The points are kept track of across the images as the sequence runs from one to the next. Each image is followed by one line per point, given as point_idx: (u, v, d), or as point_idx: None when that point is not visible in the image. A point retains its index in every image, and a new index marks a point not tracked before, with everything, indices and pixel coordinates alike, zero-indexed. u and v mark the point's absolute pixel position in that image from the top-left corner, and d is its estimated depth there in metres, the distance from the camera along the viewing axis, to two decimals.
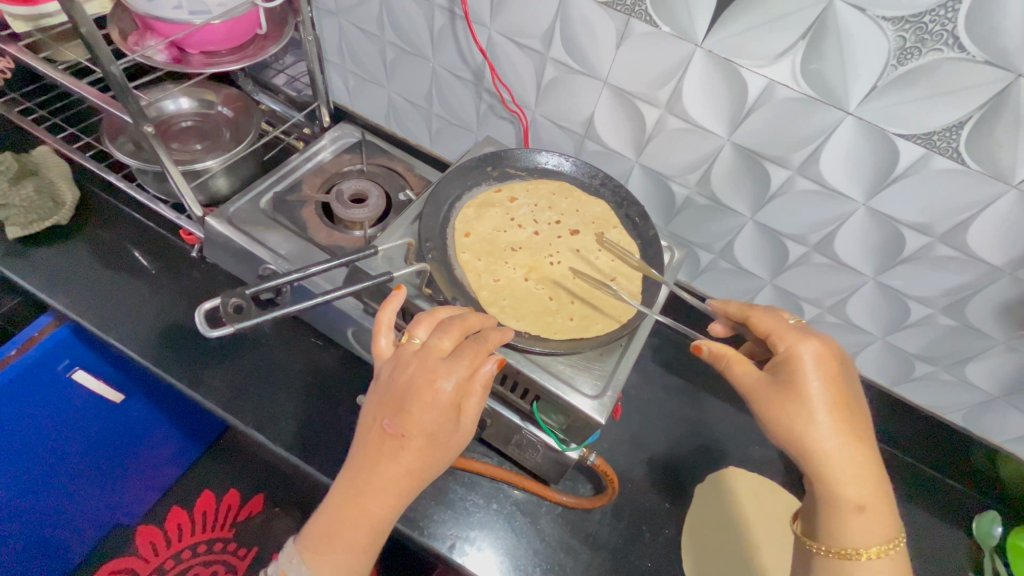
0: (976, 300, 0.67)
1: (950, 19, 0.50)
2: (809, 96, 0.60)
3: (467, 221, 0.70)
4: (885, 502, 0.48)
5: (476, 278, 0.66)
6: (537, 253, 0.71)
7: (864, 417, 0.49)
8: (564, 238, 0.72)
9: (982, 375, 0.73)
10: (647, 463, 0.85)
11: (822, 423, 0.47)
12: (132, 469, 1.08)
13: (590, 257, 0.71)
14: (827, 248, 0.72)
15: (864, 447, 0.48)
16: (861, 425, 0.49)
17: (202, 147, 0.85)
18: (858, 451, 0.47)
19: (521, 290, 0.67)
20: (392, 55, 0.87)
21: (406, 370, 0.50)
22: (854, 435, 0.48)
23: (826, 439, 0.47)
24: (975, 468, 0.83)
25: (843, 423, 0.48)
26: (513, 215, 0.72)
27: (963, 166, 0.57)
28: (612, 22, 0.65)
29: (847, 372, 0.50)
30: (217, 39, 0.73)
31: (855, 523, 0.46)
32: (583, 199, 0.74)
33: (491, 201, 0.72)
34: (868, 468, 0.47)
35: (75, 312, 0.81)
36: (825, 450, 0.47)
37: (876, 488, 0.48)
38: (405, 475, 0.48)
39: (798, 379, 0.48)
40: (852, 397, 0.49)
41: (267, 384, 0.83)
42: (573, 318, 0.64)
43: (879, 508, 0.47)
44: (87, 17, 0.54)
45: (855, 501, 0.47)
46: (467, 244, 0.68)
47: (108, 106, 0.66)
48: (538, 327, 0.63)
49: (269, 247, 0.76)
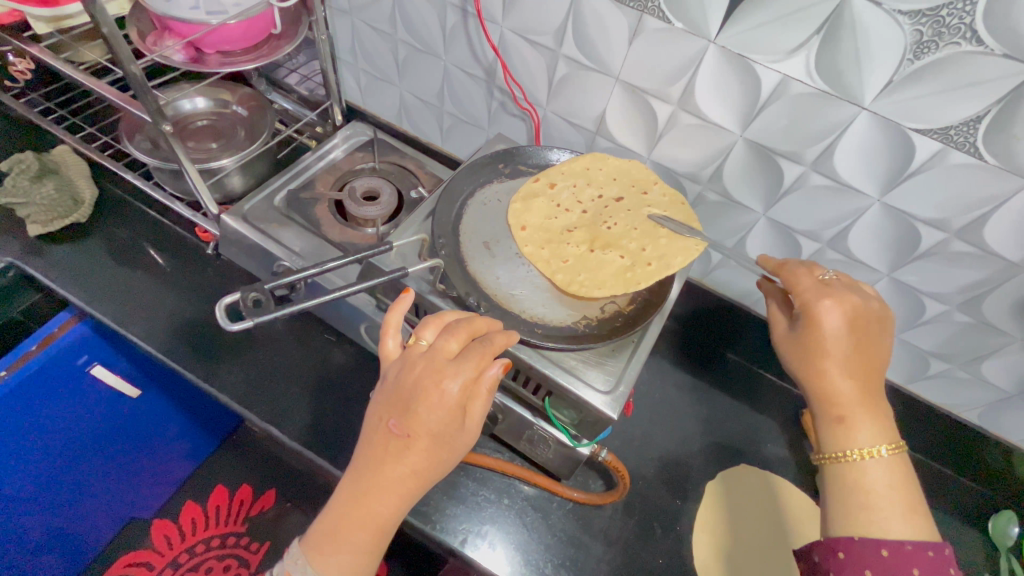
0: (993, 297, 0.66)
1: (968, 12, 0.50)
2: (824, 91, 0.59)
3: (519, 216, 0.68)
4: (884, 421, 0.52)
5: (548, 266, 0.64)
6: (592, 224, 0.69)
7: (873, 357, 0.53)
8: (611, 207, 0.70)
9: (998, 372, 0.73)
10: (657, 459, 0.85)
11: (823, 355, 0.53)
12: (147, 463, 1.10)
13: (644, 213, 0.69)
14: (840, 244, 0.71)
15: (866, 375, 0.53)
16: (865, 360, 0.53)
17: (217, 145, 0.86)
18: (854, 375, 0.52)
19: (590, 261, 0.65)
20: (404, 53, 0.88)
21: (413, 370, 0.50)
22: (853, 363, 0.52)
23: (824, 365, 0.53)
24: (990, 467, 0.82)
25: (848, 355, 0.53)
26: (557, 201, 0.70)
27: (980, 161, 0.56)
28: (625, 19, 0.65)
29: (877, 322, 0.54)
30: (234, 39, 0.75)
31: (844, 432, 0.51)
32: (617, 167, 0.73)
33: (533, 192, 0.71)
34: (865, 390, 0.52)
35: (93, 308, 0.83)
36: (823, 375, 0.53)
37: (871, 406, 0.52)
38: (410, 475, 0.49)
39: (812, 317, 0.54)
40: (865, 337, 0.53)
41: (281, 379, 0.84)
42: (650, 263, 0.63)
43: (874, 420, 0.51)
44: (109, 17, 0.55)
45: (842, 413, 0.52)
46: (525, 238, 0.66)
47: (127, 105, 0.67)
48: (623, 286, 0.62)
49: (282, 244, 0.77)
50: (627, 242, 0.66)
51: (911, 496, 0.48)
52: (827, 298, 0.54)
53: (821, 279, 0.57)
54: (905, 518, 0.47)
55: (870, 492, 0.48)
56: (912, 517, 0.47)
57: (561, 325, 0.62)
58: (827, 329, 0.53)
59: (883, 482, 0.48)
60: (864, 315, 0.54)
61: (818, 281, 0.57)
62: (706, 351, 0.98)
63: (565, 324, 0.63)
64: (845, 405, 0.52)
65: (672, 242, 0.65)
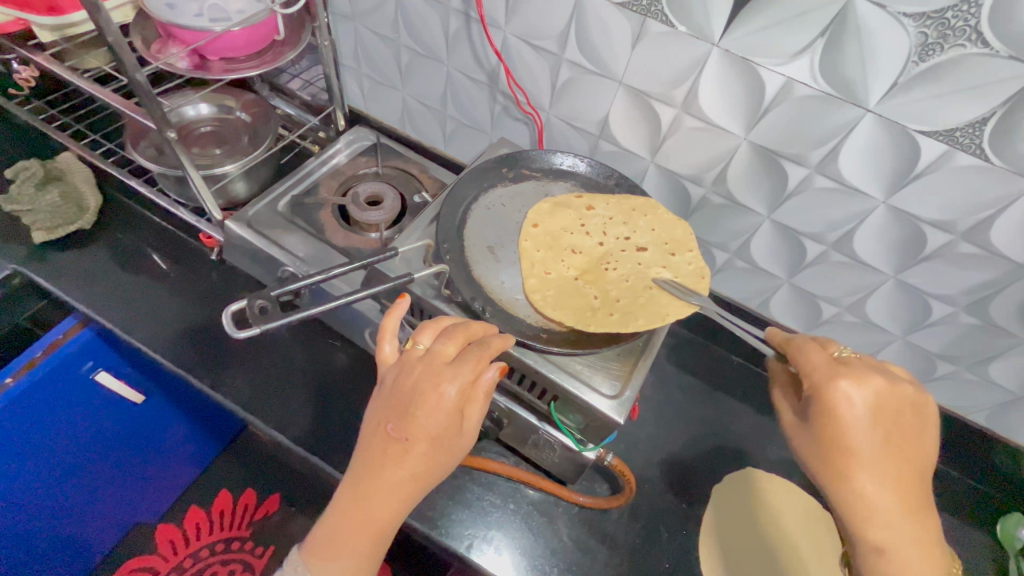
0: (999, 298, 0.66)
1: (973, 14, 0.50)
2: (828, 93, 0.59)
3: (537, 213, 0.69)
4: (930, 546, 0.44)
5: (532, 271, 0.64)
6: (596, 258, 0.67)
7: (909, 459, 0.46)
8: (627, 253, 0.68)
9: (1006, 374, 0.72)
10: (663, 463, 0.85)
11: (851, 463, 0.45)
12: (151, 469, 1.10)
13: (651, 271, 0.66)
14: (845, 246, 0.71)
15: (904, 487, 0.45)
16: (902, 467, 0.45)
17: (221, 151, 0.86)
18: (891, 489, 0.45)
19: (569, 287, 0.64)
20: (407, 58, 0.88)
21: (411, 374, 0.51)
22: (889, 476, 0.45)
23: (854, 474, 0.45)
24: (998, 469, 0.82)
25: (880, 462, 0.45)
26: (585, 222, 0.69)
27: (986, 162, 0.56)
28: (628, 23, 0.65)
29: (907, 414, 0.47)
30: (238, 45, 0.75)
31: (884, 566, 0.43)
32: (662, 219, 0.69)
33: (566, 203, 0.71)
34: (905, 508, 0.44)
35: (98, 314, 0.83)
36: (854, 488, 0.45)
37: (913, 529, 0.44)
38: (409, 479, 0.49)
39: (829, 409, 0.46)
40: (898, 438, 0.46)
41: (286, 384, 0.84)
42: (614, 314, 0.61)
43: (918, 548, 0.44)
44: (114, 26, 0.55)
45: (881, 543, 0.44)
46: (531, 234, 0.67)
47: (131, 112, 0.67)
48: (573, 318, 0.61)
49: (287, 249, 0.77)
50: (614, 291, 0.64)
51: None
52: (845, 383, 0.46)
53: (836, 360, 0.49)
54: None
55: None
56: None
57: (567, 329, 0.62)
58: (852, 428, 0.45)
59: None
60: (892, 405, 0.46)
61: (833, 360, 0.49)
62: (710, 354, 0.98)
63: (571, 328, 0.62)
64: (884, 530, 0.44)
65: (649, 304, 0.62)
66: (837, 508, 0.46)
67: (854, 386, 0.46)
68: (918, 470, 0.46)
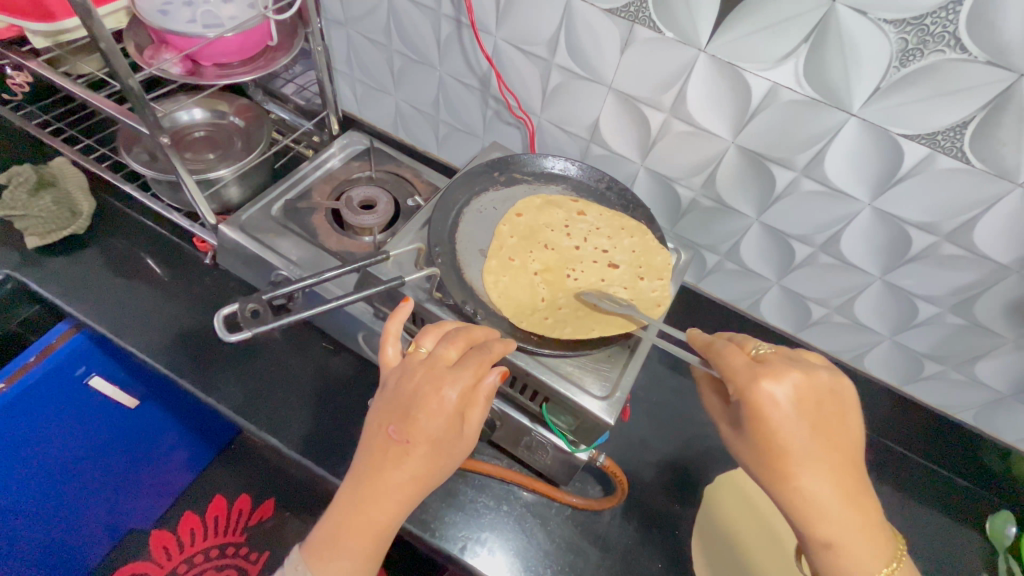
0: (983, 298, 0.67)
1: (951, 20, 0.51)
2: (812, 98, 0.60)
3: (528, 204, 0.72)
4: (873, 531, 0.47)
5: (498, 254, 0.67)
6: (565, 261, 0.70)
7: (842, 445, 0.48)
8: (595, 264, 0.69)
9: (991, 373, 0.73)
10: (656, 464, 0.85)
11: (789, 464, 0.47)
12: (145, 474, 1.10)
13: (609, 289, 0.67)
14: (833, 248, 0.72)
15: (843, 476, 0.47)
16: (836, 455, 0.48)
17: (214, 156, 0.87)
18: (830, 477, 0.47)
19: (526, 279, 0.66)
20: (400, 63, 0.88)
21: (413, 377, 0.51)
22: (826, 465, 0.47)
23: (794, 473, 0.47)
24: (986, 467, 0.82)
25: (816, 459, 0.47)
26: (570, 225, 0.72)
27: (967, 165, 0.57)
28: (616, 29, 0.66)
29: (829, 401, 0.49)
30: (230, 51, 0.75)
31: (837, 559, 0.47)
32: (649, 245, 0.69)
33: (558, 203, 0.73)
34: (846, 497, 0.47)
35: (91, 319, 0.83)
36: (797, 488, 0.47)
37: (856, 517, 0.47)
38: (410, 481, 0.49)
39: (758, 413, 0.48)
40: (828, 429, 0.48)
41: (280, 388, 0.84)
42: (550, 318, 0.63)
43: (864, 536, 0.47)
44: (107, 33, 0.56)
45: (830, 537, 0.47)
46: (513, 222, 0.70)
47: (124, 118, 0.67)
48: (512, 308, 0.63)
49: (280, 253, 0.77)
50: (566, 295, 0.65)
51: None
52: (767, 385, 0.48)
53: (754, 359, 0.51)
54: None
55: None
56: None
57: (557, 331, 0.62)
58: (784, 429, 0.47)
59: None
60: (815, 400, 0.48)
61: (752, 361, 0.51)
62: None
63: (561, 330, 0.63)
64: (831, 525, 0.46)
65: (586, 316, 0.63)
66: (785, 506, 0.49)
67: (776, 387, 0.48)
68: (852, 458, 0.48)
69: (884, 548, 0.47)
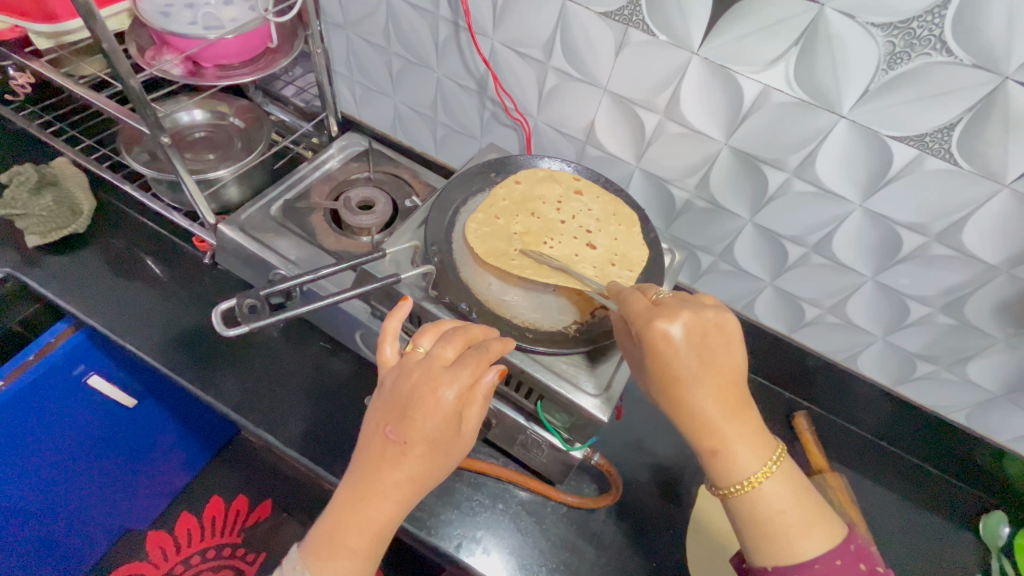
0: (974, 298, 0.68)
1: (937, 24, 0.52)
2: (803, 100, 0.61)
3: (528, 175, 0.75)
4: (756, 438, 0.51)
5: (487, 209, 0.71)
6: (548, 231, 0.71)
7: (728, 368, 0.52)
8: (571, 237, 0.71)
9: (983, 373, 0.74)
10: (651, 464, 0.86)
11: (679, 386, 0.51)
12: (142, 474, 1.10)
13: (578, 264, 0.68)
14: (825, 249, 0.73)
15: (727, 392, 0.52)
16: (721, 377, 0.52)
17: (214, 157, 0.88)
18: (714, 395, 0.51)
19: (506, 237, 0.69)
20: (398, 65, 0.90)
21: (410, 377, 0.51)
22: (711, 383, 0.51)
23: (682, 393, 0.51)
24: (980, 468, 0.83)
25: (701, 378, 0.51)
26: (563, 203, 0.74)
27: (955, 166, 0.58)
28: (611, 32, 0.67)
29: (715, 332, 0.52)
30: (231, 53, 0.76)
31: (724, 463, 0.50)
32: (631, 237, 0.70)
33: (557, 179, 0.75)
34: (729, 408, 0.51)
35: (91, 318, 0.84)
36: (686, 404, 0.51)
37: (737, 423, 0.51)
38: (407, 480, 0.50)
39: (650, 345, 0.51)
40: (713, 353, 0.52)
41: (277, 387, 0.85)
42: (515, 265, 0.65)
43: (746, 440, 0.51)
44: (109, 34, 0.57)
45: (715, 445, 0.51)
46: (510, 187, 0.73)
47: (125, 117, 0.68)
48: (485, 248, 0.66)
49: (278, 253, 0.78)
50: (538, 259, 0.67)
51: (804, 504, 0.49)
52: (661, 324, 0.51)
53: (653, 302, 0.55)
54: (798, 532, 0.48)
55: (768, 520, 0.49)
56: (813, 526, 0.48)
57: (551, 329, 0.63)
58: (673, 358, 0.51)
59: (781, 502, 0.49)
60: (699, 330, 0.52)
61: (651, 303, 0.54)
62: None
63: (556, 328, 0.63)
64: (716, 432, 0.51)
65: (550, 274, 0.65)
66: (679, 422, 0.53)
67: (669, 325, 0.50)
68: (735, 379, 0.52)
69: (765, 448, 0.51)
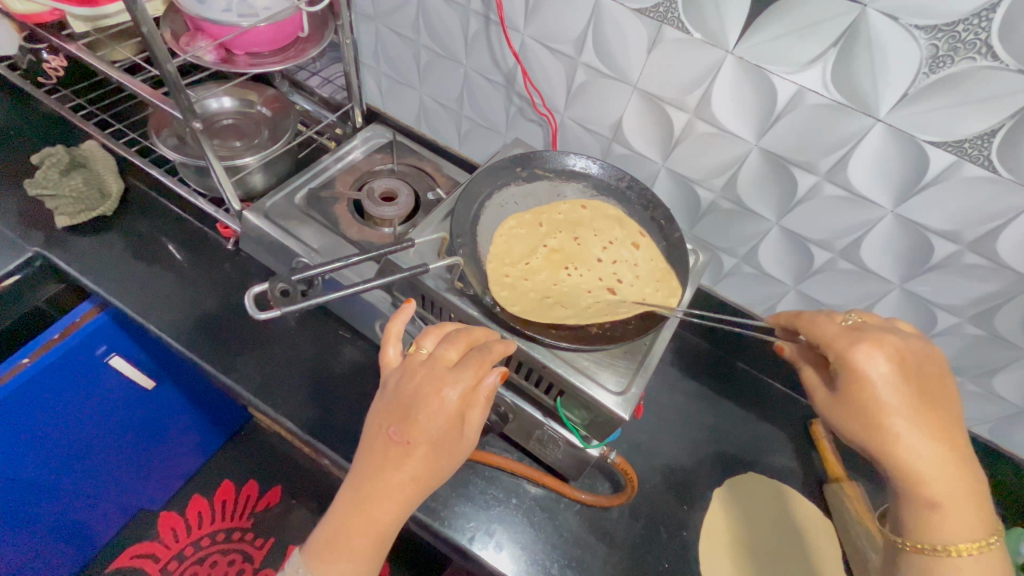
0: (1004, 310, 0.66)
1: (984, 28, 0.51)
2: (839, 103, 0.60)
3: (598, 207, 0.74)
4: (974, 498, 0.47)
5: (536, 213, 0.74)
6: (576, 259, 0.72)
7: (950, 416, 0.49)
8: (590, 271, 0.71)
9: (1009, 386, 0.73)
10: (665, 465, 0.85)
11: (888, 414, 0.48)
12: (156, 456, 1.12)
13: (581, 297, 0.68)
14: (853, 254, 0.72)
15: (947, 440, 0.48)
16: (944, 425, 0.48)
17: (241, 144, 0.89)
18: (937, 444, 0.47)
19: (532, 245, 0.71)
20: (425, 58, 0.90)
21: (413, 379, 0.52)
22: (934, 431, 0.48)
23: (891, 432, 0.47)
24: (1001, 483, 0.81)
25: (918, 421, 0.48)
26: (610, 243, 0.72)
27: (994, 173, 0.57)
28: (645, 29, 0.67)
29: (930, 365, 0.50)
30: (263, 41, 0.77)
31: (934, 519, 0.46)
32: (664, 296, 0.66)
33: (619, 219, 0.73)
34: (953, 462, 0.47)
35: (115, 298, 0.85)
36: (896, 445, 0.48)
37: (964, 485, 0.47)
38: (410, 481, 0.50)
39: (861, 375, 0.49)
40: (932, 395, 0.49)
41: (295, 374, 0.85)
42: (510, 277, 0.67)
43: (964, 502, 0.46)
44: (149, 17, 0.57)
45: (932, 498, 0.47)
46: (573, 207, 0.74)
47: (158, 101, 0.69)
48: (496, 245, 0.69)
49: (302, 240, 0.79)
50: (544, 278, 0.69)
51: None
52: (865, 351, 0.50)
53: (846, 325, 0.53)
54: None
55: None
56: None
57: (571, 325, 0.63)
58: (875, 381, 0.49)
59: None
60: (915, 358, 0.50)
61: (847, 328, 0.53)
62: (714, 359, 0.98)
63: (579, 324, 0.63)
64: (938, 488, 0.47)
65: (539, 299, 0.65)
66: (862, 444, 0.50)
67: (874, 354, 0.49)
68: (955, 429, 0.49)
69: (983, 520, 0.46)
